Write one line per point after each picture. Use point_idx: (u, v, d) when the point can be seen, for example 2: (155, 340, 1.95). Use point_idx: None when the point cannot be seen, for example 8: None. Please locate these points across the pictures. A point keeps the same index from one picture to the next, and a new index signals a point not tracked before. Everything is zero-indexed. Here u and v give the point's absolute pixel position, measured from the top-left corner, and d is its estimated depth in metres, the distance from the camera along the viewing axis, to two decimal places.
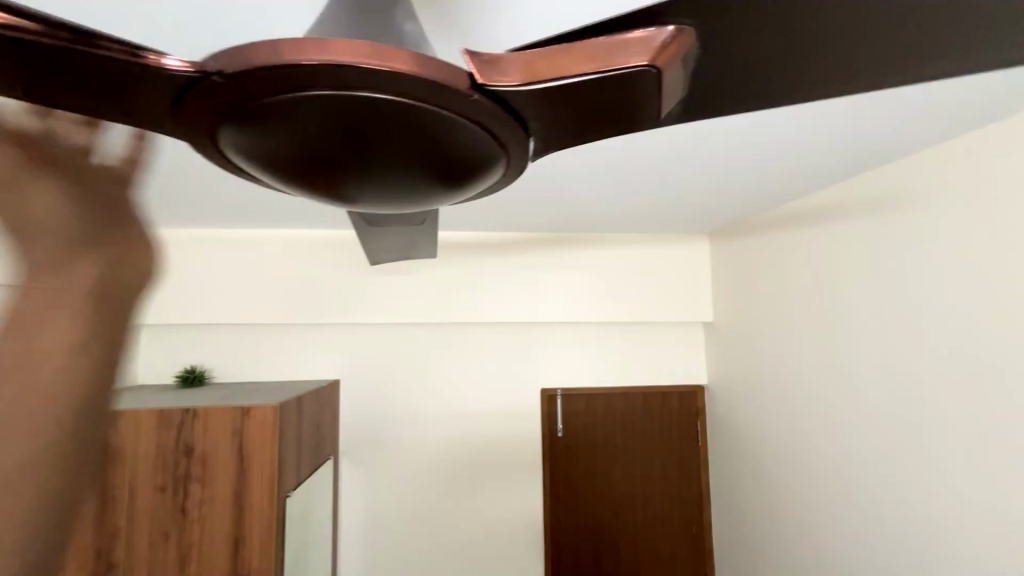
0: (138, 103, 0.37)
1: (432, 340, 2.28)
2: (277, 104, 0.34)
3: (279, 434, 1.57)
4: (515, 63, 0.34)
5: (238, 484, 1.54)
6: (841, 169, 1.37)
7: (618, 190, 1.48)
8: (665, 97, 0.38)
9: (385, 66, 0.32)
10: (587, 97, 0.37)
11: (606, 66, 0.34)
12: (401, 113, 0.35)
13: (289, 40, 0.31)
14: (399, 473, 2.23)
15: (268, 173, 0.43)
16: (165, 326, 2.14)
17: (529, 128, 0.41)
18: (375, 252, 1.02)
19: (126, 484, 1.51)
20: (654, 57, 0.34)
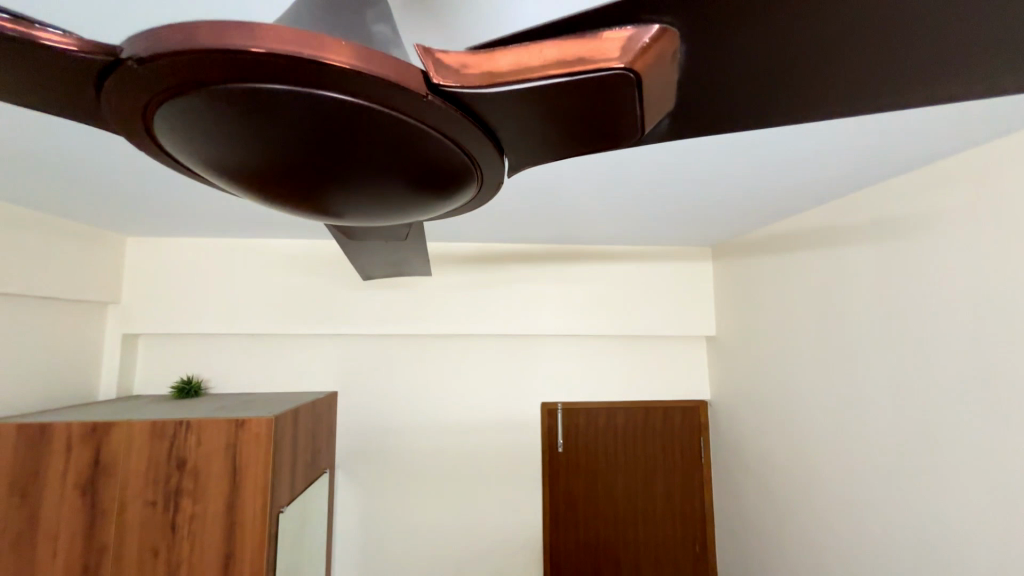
0: (52, 86, 0.33)
1: (432, 353, 2.25)
2: (203, 97, 0.30)
3: (274, 448, 1.53)
4: (474, 64, 0.30)
5: (230, 499, 1.50)
6: (847, 183, 1.35)
7: (622, 201, 1.47)
8: (646, 106, 0.34)
9: (325, 60, 0.28)
10: (560, 102, 0.33)
11: (577, 68, 0.30)
12: (348, 114, 0.31)
13: (208, 24, 0.27)
14: (395, 488, 2.17)
15: (213, 174, 0.39)
16: (162, 335, 2.12)
17: (497, 136, 0.37)
18: (365, 266, 1.00)
19: (117, 499, 1.47)
20: (632, 60, 0.29)
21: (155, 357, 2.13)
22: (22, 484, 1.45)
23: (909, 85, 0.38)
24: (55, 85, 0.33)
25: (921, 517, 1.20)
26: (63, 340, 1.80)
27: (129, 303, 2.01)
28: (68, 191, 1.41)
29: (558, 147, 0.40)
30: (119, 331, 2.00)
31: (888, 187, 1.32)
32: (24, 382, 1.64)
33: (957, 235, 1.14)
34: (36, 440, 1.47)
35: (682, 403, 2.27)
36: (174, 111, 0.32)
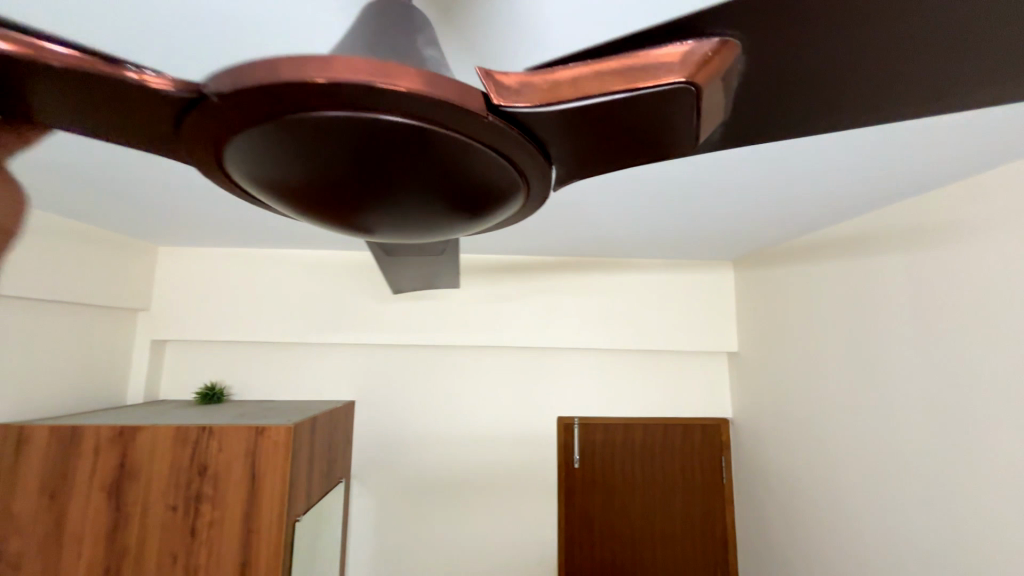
0: (138, 123, 0.35)
1: (448, 364, 2.24)
2: (276, 129, 0.30)
3: (292, 455, 1.54)
4: (530, 84, 0.30)
5: (247, 507, 1.50)
6: (880, 197, 1.31)
7: (643, 213, 1.45)
8: (705, 118, 0.33)
9: (394, 86, 0.28)
10: (615, 118, 0.33)
11: (637, 83, 0.29)
12: (412, 137, 0.31)
13: (284, 58, 0.27)
14: (409, 499, 2.15)
15: (275, 201, 0.40)
16: (187, 342, 2.17)
17: (551, 152, 0.37)
18: (397, 281, 0.99)
19: (139, 504, 1.49)
20: (693, 73, 0.29)
21: (181, 364, 2.18)
22: (51, 485, 1.49)
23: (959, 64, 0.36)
24: (132, 117, 0.34)
25: (961, 549, 1.11)
26: (95, 346, 1.87)
27: (157, 310, 2.07)
28: (108, 202, 1.48)
29: (608, 161, 0.39)
30: (148, 337, 2.06)
31: (920, 200, 1.27)
32: (57, 385, 1.70)
33: (993, 249, 1.08)
34: (65, 442, 1.51)
35: (705, 421, 2.20)
36: (237, 136, 0.32)
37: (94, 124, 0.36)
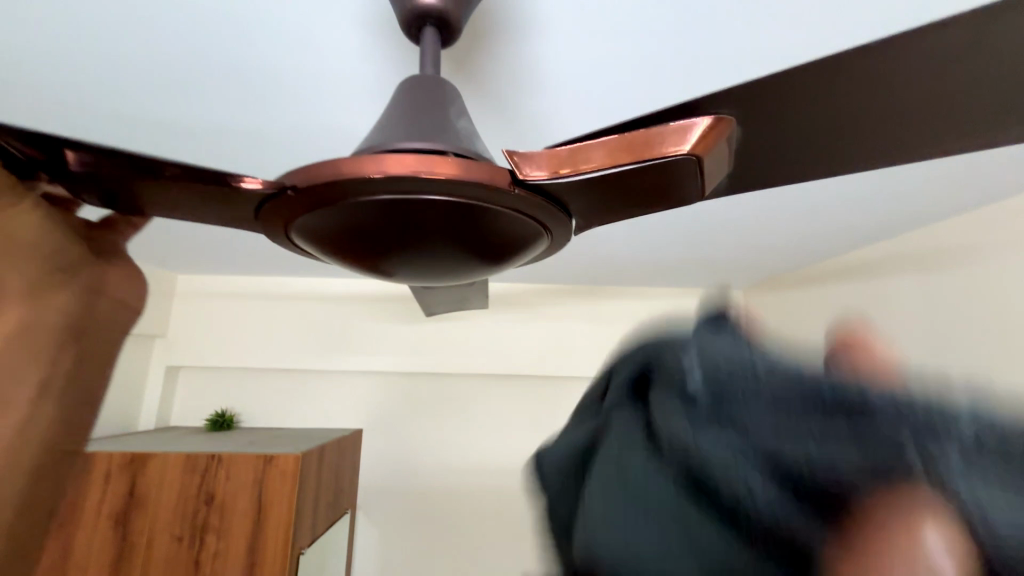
0: (229, 205, 0.43)
1: (457, 391, 2.23)
2: (341, 209, 0.37)
3: (299, 483, 1.54)
4: (549, 161, 0.35)
5: (252, 538, 1.49)
6: (888, 228, 1.32)
7: (650, 243, 1.49)
8: (708, 179, 0.38)
9: (436, 174, 0.34)
10: (626, 181, 0.37)
11: (644, 156, 0.34)
12: (451, 210, 0.37)
13: (347, 159, 0.34)
14: (415, 533, 2.11)
15: (334, 262, 0.46)
16: (200, 368, 2.21)
17: (569, 209, 0.41)
18: (429, 303, 1.02)
19: (145, 532, 1.49)
20: (694, 146, 0.33)
21: (194, 390, 2.21)
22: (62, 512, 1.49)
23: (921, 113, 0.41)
24: (223, 202, 0.43)
25: None
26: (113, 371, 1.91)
27: (174, 337, 2.12)
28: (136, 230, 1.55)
29: (625, 212, 0.43)
30: (164, 363, 2.10)
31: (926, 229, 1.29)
32: None
33: (1002, 279, 1.09)
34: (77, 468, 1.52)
35: None
36: (308, 216, 0.39)
37: (193, 204, 0.45)
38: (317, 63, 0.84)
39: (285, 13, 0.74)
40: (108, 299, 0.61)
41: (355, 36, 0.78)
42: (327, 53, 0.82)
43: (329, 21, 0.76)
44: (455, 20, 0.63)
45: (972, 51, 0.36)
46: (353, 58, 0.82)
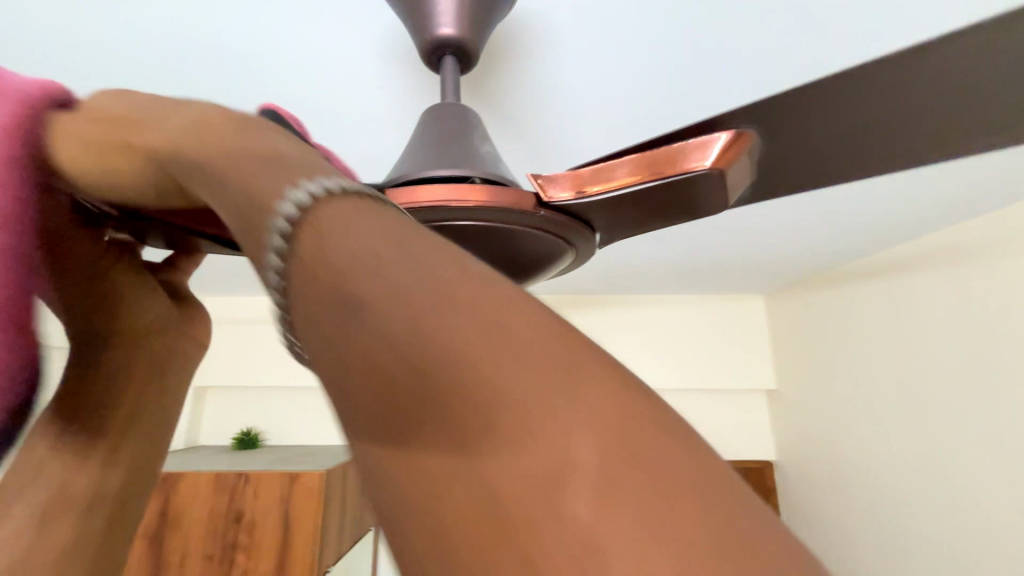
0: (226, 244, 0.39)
1: None
2: None
3: (324, 502, 1.56)
4: (575, 181, 0.43)
5: (281, 556, 1.51)
6: (911, 213, 1.32)
7: (664, 243, 1.51)
8: (732, 191, 0.42)
9: (469, 203, 0.41)
10: (647, 197, 0.43)
11: (666, 172, 0.40)
12: (482, 232, 0.44)
13: (401, 190, 0.42)
14: None
15: None
16: (226, 388, 2.27)
17: (593, 224, 0.48)
18: None
19: (178, 551, 1.52)
20: (715, 162, 0.39)
21: (222, 410, 2.27)
22: None
23: (925, 134, 0.45)
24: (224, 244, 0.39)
25: None
26: None
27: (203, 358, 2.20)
28: None
29: (648, 223, 0.48)
30: (193, 384, 2.18)
31: (939, 213, 1.30)
32: None
33: None
34: None
35: (747, 461, 2.08)
36: None
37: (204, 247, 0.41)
38: (345, 92, 0.91)
39: (312, 46, 0.81)
40: (179, 337, 0.50)
41: (378, 64, 0.85)
42: (353, 80, 0.88)
43: (355, 51, 0.82)
44: (475, 50, 0.67)
45: (965, 75, 0.39)
46: (373, 83, 0.88)
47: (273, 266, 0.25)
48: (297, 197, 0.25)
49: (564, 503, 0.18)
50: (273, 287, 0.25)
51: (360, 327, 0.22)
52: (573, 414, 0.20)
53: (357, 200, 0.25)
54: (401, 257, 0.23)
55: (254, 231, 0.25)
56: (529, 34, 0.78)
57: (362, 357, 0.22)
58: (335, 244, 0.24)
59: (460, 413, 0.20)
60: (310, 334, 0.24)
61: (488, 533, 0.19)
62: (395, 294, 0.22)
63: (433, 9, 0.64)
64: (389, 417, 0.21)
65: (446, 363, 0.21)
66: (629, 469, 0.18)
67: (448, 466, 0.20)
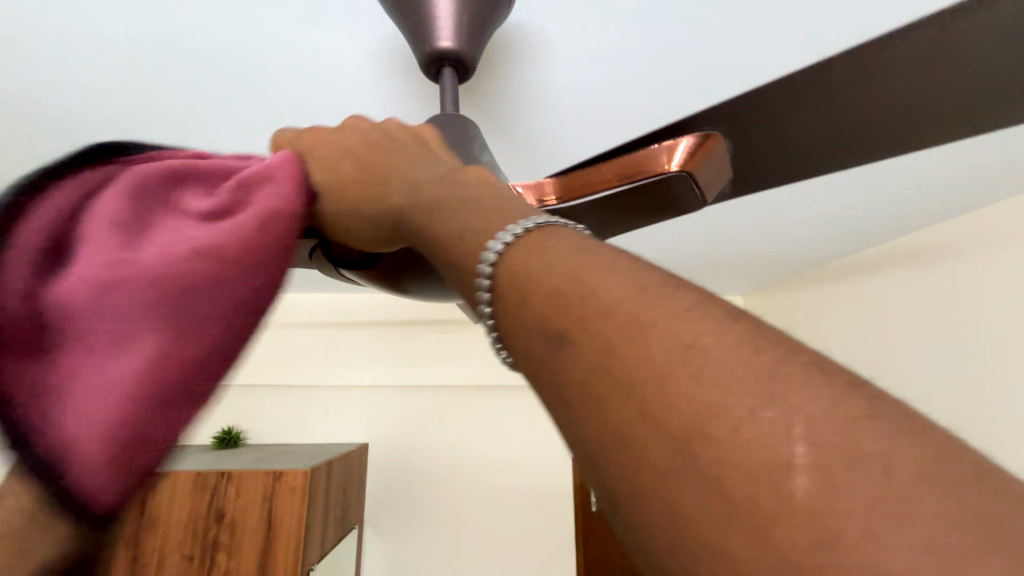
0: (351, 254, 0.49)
1: (461, 403, 2.27)
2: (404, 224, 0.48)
3: (309, 499, 1.57)
4: (557, 187, 0.48)
5: (264, 553, 1.52)
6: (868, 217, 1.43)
7: (643, 243, 1.58)
8: (702, 189, 0.48)
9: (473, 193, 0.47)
10: (626, 198, 0.48)
11: (637, 176, 0.45)
12: None
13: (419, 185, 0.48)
14: (420, 545, 2.13)
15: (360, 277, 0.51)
16: None
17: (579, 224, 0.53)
18: None
19: (155, 551, 1.51)
20: (681, 165, 0.44)
21: None
22: None
23: (877, 138, 0.57)
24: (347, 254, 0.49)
25: None
26: None
27: None
28: None
29: (629, 222, 0.53)
30: None
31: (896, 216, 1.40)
32: None
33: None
34: None
35: None
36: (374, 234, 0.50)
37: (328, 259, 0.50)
38: (341, 98, 0.95)
39: (309, 47, 0.84)
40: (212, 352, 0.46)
41: (379, 74, 0.89)
42: (347, 84, 0.92)
43: (351, 60, 0.86)
44: (474, 59, 0.71)
45: (900, 90, 0.52)
46: (371, 90, 0.92)
47: (488, 306, 0.35)
48: (548, 269, 0.32)
49: (759, 491, 0.23)
50: (489, 322, 0.35)
51: (580, 352, 0.29)
52: (762, 411, 0.24)
53: (553, 246, 0.33)
54: (595, 292, 0.30)
55: (525, 304, 0.32)
56: (520, 44, 0.83)
57: (571, 375, 0.29)
58: (536, 283, 0.32)
59: (790, 471, 0.23)
60: (521, 357, 0.33)
61: (771, 547, 0.22)
62: (591, 321, 0.29)
63: (434, 22, 0.68)
64: (593, 424, 0.27)
65: (639, 374, 0.26)
66: (819, 459, 0.23)
67: (647, 463, 0.25)
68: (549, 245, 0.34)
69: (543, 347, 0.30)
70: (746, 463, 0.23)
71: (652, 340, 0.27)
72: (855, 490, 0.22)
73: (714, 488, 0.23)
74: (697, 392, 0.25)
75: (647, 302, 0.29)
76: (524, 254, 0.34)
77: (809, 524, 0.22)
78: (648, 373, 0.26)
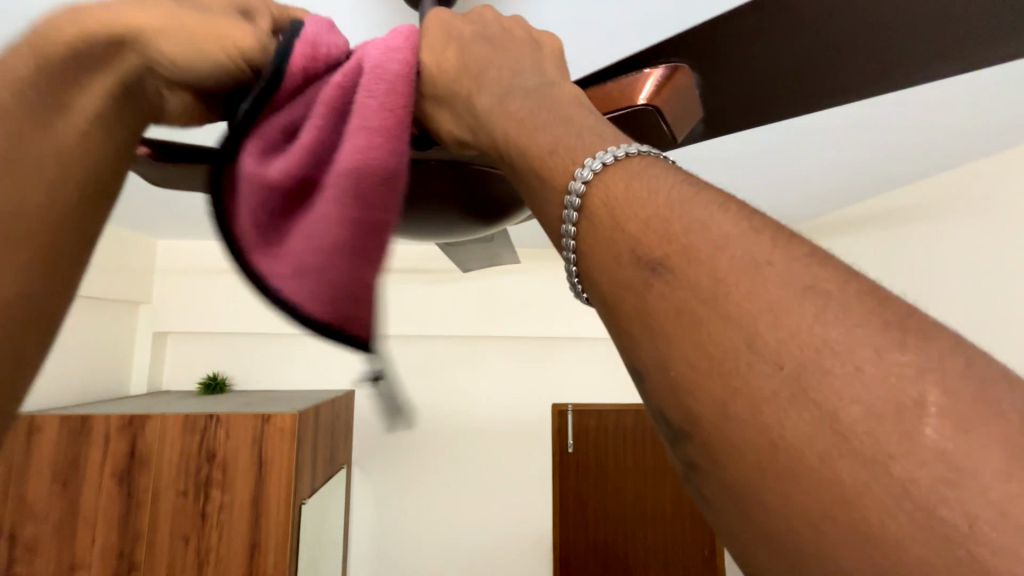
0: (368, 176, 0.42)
1: (445, 352, 2.32)
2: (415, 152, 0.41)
3: (298, 440, 1.62)
4: None
5: (257, 491, 1.58)
6: (853, 176, 1.45)
7: None
8: (672, 126, 0.50)
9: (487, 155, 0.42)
10: None
11: (608, 108, 0.47)
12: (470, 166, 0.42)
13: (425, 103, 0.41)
14: (407, 483, 2.25)
15: None
16: (188, 334, 2.26)
17: None
18: (464, 260, 0.91)
19: (150, 487, 1.57)
20: (649, 99, 0.47)
21: (184, 355, 2.27)
22: (65, 472, 1.56)
23: (865, 76, 0.54)
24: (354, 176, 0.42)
25: None
26: None
27: (160, 304, 2.20)
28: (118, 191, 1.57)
29: None
30: (151, 328, 2.17)
31: (878, 175, 1.42)
32: None
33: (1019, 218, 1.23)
34: (77, 431, 1.58)
35: None
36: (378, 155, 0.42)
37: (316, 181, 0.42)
38: None
39: None
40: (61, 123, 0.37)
41: (363, 10, 0.83)
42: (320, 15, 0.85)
43: None
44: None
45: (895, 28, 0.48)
46: (353, 23, 0.85)
47: (572, 239, 0.30)
48: (650, 195, 0.29)
49: (900, 449, 0.20)
50: (569, 257, 0.31)
51: (683, 288, 0.25)
52: (893, 358, 0.22)
53: (646, 170, 0.30)
54: (705, 225, 0.27)
55: (613, 234, 0.29)
56: None
57: (671, 310, 0.25)
58: (626, 211, 0.29)
59: (939, 419, 0.20)
60: (597, 294, 0.29)
61: (915, 504, 0.20)
62: (696, 255, 0.26)
63: None
64: (695, 366, 0.24)
65: (756, 313, 0.24)
66: (950, 410, 0.21)
67: (755, 407, 0.23)
68: (646, 174, 0.30)
69: (630, 280, 0.27)
70: (877, 415, 0.21)
71: (772, 275, 0.25)
72: (1001, 441, 0.20)
73: (850, 440, 0.21)
74: (817, 332, 0.23)
75: (760, 237, 0.26)
76: (618, 182, 0.29)
77: (959, 485, 0.19)
78: (762, 311, 0.24)
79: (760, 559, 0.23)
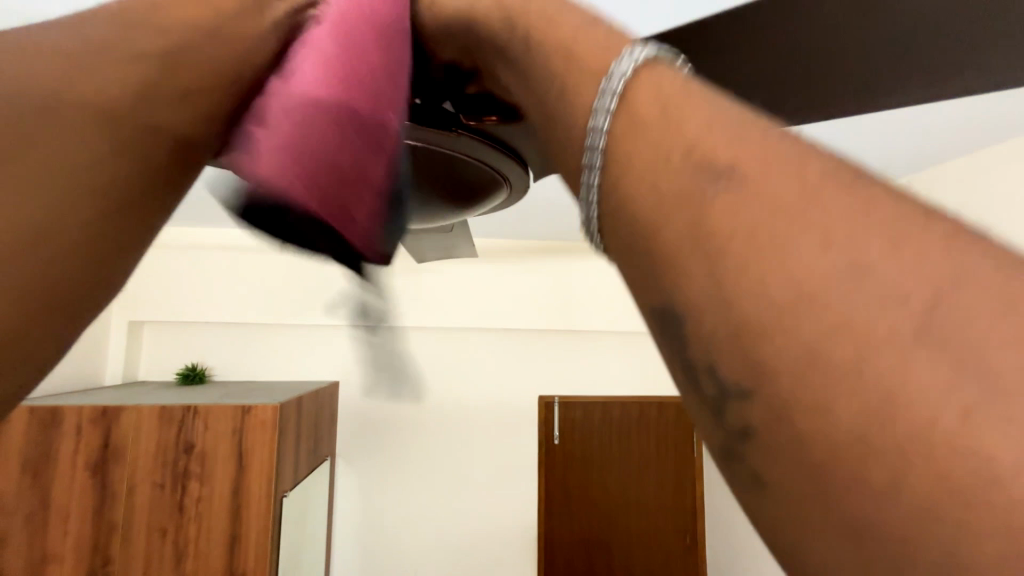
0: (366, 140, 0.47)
1: (430, 344, 2.30)
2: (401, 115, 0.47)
3: (278, 432, 1.59)
4: None
5: (236, 483, 1.55)
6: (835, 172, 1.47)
7: None
8: None
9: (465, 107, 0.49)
10: None
11: None
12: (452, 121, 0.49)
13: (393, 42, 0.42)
14: (393, 474, 2.23)
15: None
16: (164, 324, 2.19)
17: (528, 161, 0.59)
18: (419, 251, 0.94)
19: (124, 480, 1.52)
20: None
21: (161, 345, 2.21)
22: (34, 463, 1.49)
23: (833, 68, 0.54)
24: None
25: None
26: None
27: (135, 292, 2.13)
28: None
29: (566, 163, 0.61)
30: (125, 317, 2.10)
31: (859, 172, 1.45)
32: None
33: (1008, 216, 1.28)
34: (46, 423, 1.51)
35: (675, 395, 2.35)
36: None
37: None
38: None
39: None
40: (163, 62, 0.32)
41: None
42: None
43: None
44: None
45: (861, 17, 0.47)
46: None
47: (596, 158, 0.24)
48: (694, 96, 0.23)
49: None
50: (592, 173, 0.25)
51: (757, 201, 0.20)
52: None
53: (675, 74, 0.25)
54: (775, 139, 0.22)
55: (651, 145, 0.23)
56: None
57: (744, 233, 0.19)
58: (667, 119, 0.23)
59: None
60: (620, 218, 0.24)
61: None
62: (779, 172, 0.20)
63: None
64: (772, 295, 0.18)
65: (847, 225, 0.18)
66: None
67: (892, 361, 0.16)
68: (681, 80, 0.24)
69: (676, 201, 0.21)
70: (1021, 358, 0.16)
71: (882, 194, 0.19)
72: None
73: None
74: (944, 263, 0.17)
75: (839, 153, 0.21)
76: (654, 90, 0.24)
77: None
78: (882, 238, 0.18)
79: (812, 551, 0.18)
